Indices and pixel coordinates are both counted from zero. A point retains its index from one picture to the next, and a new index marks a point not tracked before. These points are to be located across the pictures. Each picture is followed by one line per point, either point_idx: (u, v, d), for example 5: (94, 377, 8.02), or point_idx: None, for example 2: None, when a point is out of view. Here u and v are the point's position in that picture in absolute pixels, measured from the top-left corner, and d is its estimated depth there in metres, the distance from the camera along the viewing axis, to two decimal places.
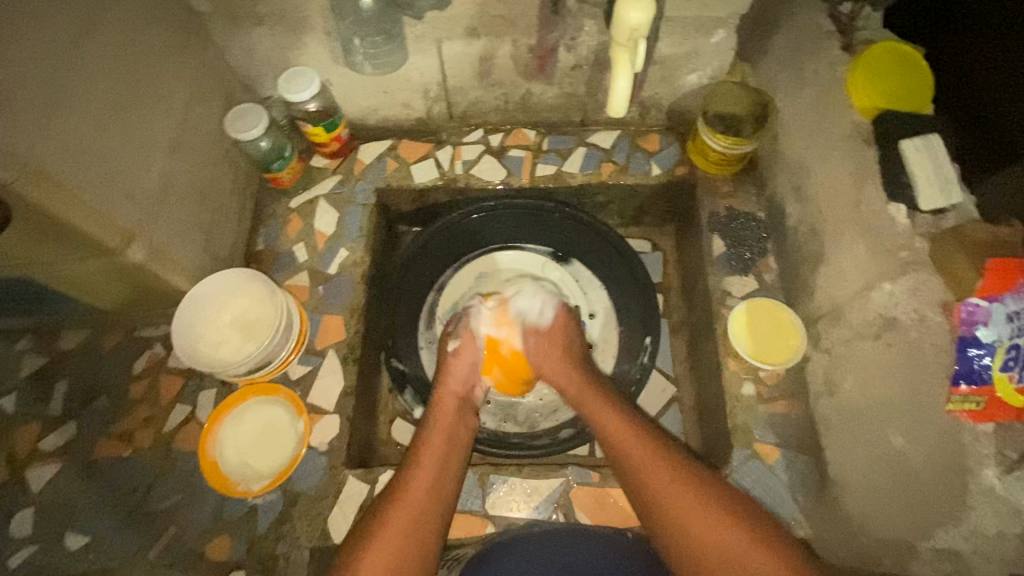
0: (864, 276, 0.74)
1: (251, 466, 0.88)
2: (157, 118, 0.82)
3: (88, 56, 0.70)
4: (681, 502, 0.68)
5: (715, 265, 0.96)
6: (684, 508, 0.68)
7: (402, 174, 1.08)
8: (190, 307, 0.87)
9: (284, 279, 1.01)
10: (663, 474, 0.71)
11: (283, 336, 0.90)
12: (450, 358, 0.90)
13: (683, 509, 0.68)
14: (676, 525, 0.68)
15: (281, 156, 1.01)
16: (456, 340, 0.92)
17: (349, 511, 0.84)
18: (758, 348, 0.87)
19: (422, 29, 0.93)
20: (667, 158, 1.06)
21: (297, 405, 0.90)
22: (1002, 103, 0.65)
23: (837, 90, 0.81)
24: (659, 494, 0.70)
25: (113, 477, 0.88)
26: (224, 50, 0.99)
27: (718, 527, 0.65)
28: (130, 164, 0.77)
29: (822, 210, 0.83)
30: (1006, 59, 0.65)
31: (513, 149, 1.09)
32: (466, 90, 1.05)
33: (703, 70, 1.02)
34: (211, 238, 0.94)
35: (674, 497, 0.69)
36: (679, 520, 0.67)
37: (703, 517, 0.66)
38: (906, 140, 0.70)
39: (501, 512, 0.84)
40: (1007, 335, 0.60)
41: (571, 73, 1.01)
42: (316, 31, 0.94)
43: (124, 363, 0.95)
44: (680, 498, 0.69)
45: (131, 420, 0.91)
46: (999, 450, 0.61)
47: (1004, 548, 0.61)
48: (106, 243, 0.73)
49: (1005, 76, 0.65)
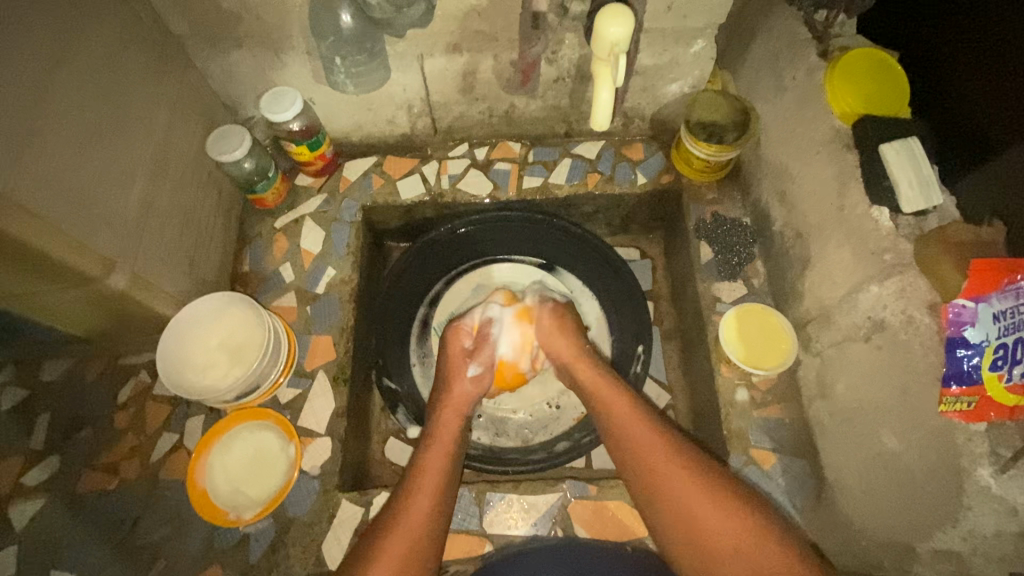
0: (851, 278, 0.75)
1: (242, 494, 0.85)
2: (136, 142, 0.81)
3: (65, 84, 0.70)
4: (693, 506, 0.66)
5: (703, 272, 0.97)
6: (689, 515, 0.66)
7: (388, 191, 1.08)
8: (175, 333, 0.85)
9: (272, 300, 1.00)
10: (676, 477, 0.68)
11: (272, 359, 0.88)
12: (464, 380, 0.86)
13: (691, 515, 0.66)
14: (684, 526, 0.66)
15: (265, 177, 1.00)
16: (474, 364, 0.88)
17: (344, 535, 0.82)
18: (749, 354, 0.88)
19: (404, 46, 0.93)
20: (652, 167, 1.07)
21: (288, 430, 0.88)
22: (984, 104, 0.67)
23: (816, 96, 0.82)
24: (665, 502, 0.68)
25: (99, 510, 0.86)
26: (204, 71, 0.98)
27: (724, 528, 0.64)
28: (110, 192, 0.76)
29: (807, 214, 0.84)
30: (986, 60, 0.66)
31: (499, 162, 1.10)
32: (450, 105, 1.05)
33: (684, 80, 1.03)
34: (195, 261, 0.93)
35: (677, 503, 0.67)
36: (681, 527, 0.66)
37: (717, 519, 0.65)
38: (884, 144, 0.70)
39: (499, 530, 0.83)
40: (995, 335, 0.59)
41: (554, 86, 1.02)
42: (297, 51, 0.93)
43: (109, 391, 0.93)
44: (684, 504, 0.67)
45: (116, 450, 0.89)
46: (993, 448, 0.60)
47: (1004, 547, 0.60)
48: (85, 271, 0.71)
49: (986, 77, 0.66)
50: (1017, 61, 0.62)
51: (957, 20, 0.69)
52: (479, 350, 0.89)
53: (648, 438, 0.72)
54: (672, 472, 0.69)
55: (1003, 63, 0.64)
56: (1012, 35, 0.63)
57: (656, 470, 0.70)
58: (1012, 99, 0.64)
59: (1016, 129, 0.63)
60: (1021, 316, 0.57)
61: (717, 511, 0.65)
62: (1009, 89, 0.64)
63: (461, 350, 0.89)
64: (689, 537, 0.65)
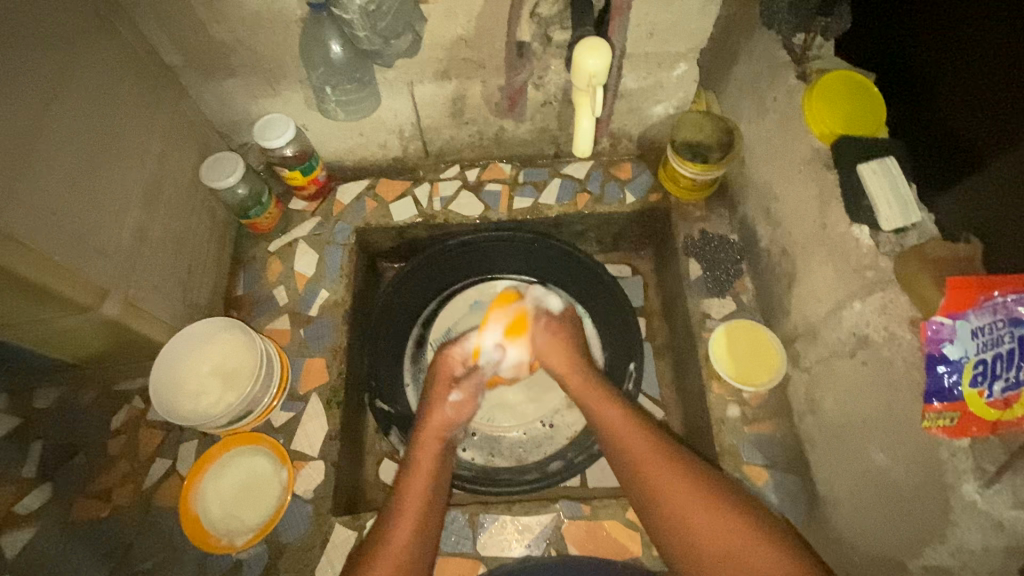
0: (835, 295, 0.76)
1: (237, 519, 0.85)
2: (129, 173, 0.82)
3: (60, 118, 0.71)
4: (688, 509, 0.67)
5: (692, 289, 0.98)
6: (690, 514, 0.66)
7: (381, 213, 1.09)
8: (168, 362, 0.86)
9: (265, 323, 1.01)
10: (677, 480, 0.69)
11: (265, 382, 0.89)
12: (446, 407, 0.86)
13: (689, 513, 0.66)
14: (678, 526, 0.67)
15: (259, 203, 1.01)
16: (457, 393, 0.88)
17: (337, 560, 0.82)
18: (739, 371, 0.89)
19: (393, 74, 0.96)
20: (640, 186, 1.09)
21: (280, 454, 0.88)
22: (961, 116, 0.67)
23: (796, 117, 0.84)
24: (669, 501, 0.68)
25: (91, 538, 0.85)
26: (198, 100, 1.00)
27: (721, 527, 0.64)
28: (103, 221, 0.77)
29: (791, 232, 0.86)
30: (959, 71, 0.66)
31: (490, 183, 1.11)
32: (440, 129, 1.08)
33: (668, 102, 1.05)
34: (188, 287, 0.94)
35: (682, 502, 0.67)
36: (683, 528, 0.66)
37: (710, 522, 0.65)
38: (863, 164, 0.72)
39: (493, 553, 0.83)
40: (974, 351, 0.60)
41: (541, 109, 1.04)
42: (289, 79, 0.96)
43: (102, 418, 0.93)
44: (685, 503, 0.67)
45: (110, 477, 0.89)
46: (977, 464, 0.59)
47: (992, 563, 0.58)
48: (78, 300, 0.72)
49: (961, 88, 0.66)
50: (990, 71, 0.62)
51: (929, 35, 0.70)
52: (470, 377, 0.90)
53: (644, 443, 0.73)
54: (669, 480, 0.69)
55: (975, 73, 0.64)
56: (984, 45, 0.63)
57: (659, 468, 0.71)
58: (989, 109, 0.63)
59: (995, 139, 0.63)
60: (999, 331, 0.59)
61: (715, 519, 0.65)
62: (985, 98, 0.64)
63: (448, 376, 0.90)
64: (687, 537, 0.66)
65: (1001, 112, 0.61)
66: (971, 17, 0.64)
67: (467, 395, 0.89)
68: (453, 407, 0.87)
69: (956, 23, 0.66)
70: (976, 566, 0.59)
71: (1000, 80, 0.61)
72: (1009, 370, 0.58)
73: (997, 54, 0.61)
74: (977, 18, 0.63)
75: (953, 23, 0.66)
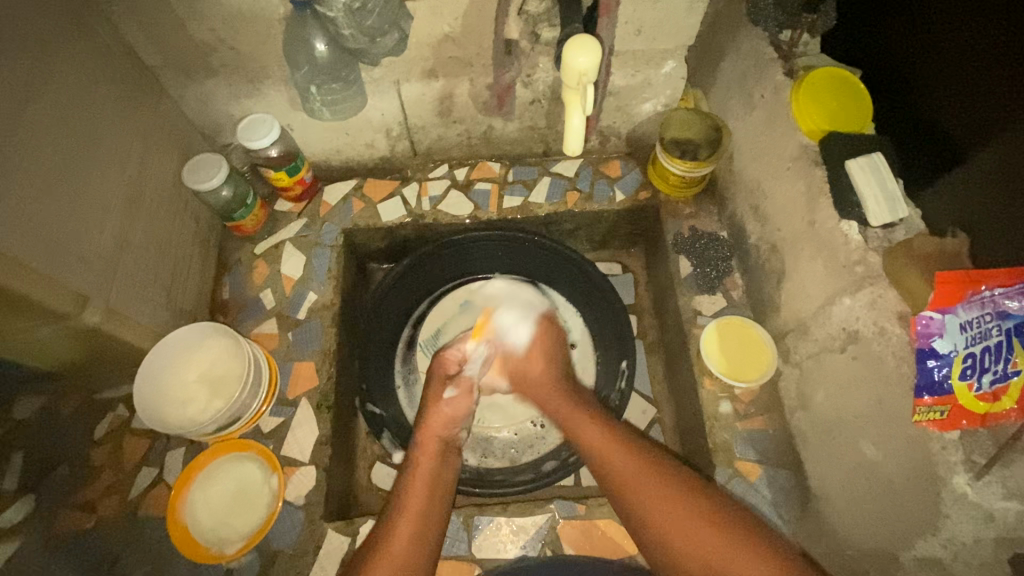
0: (825, 291, 0.77)
1: (228, 526, 0.84)
2: (109, 177, 0.80)
3: (34, 121, 0.69)
4: (661, 507, 0.68)
5: (682, 286, 0.98)
6: (662, 513, 0.67)
7: (368, 214, 1.08)
8: (151, 371, 0.83)
9: (252, 327, 0.99)
10: (651, 486, 0.70)
11: (253, 388, 0.87)
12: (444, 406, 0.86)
13: (666, 514, 0.67)
14: (661, 532, 0.67)
15: (244, 205, 0.99)
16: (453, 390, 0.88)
17: (331, 566, 0.81)
18: (729, 367, 0.89)
19: (380, 72, 0.95)
20: (630, 183, 1.09)
21: (271, 461, 0.87)
22: (944, 111, 0.68)
23: (783, 114, 0.84)
24: (647, 501, 0.69)
25: (73, 552, 0.83)
26: (179, 101, 0.98)
27: (698, 531, 0.65)
28: (83, 228, 0.75)
29: (780, 229, 0.86)
30: (940, 67, 0.67)
31: (479, 183, 1.10)
32: (428, 129, 1.07)
33: (656, 99, 1.05)
34: (173, 292, 0.92)
35: (659, 503, 0.68)
36: (661, 528, 0.67)
37: (685, 525, 0.66)
38: (850, 161, 0.73)
39: (489, 555, 0.82)
40: (963, 344, 0.60)
41: (530, 108, 1.03)
42: (273, 79, 0.94)
43: (83, 429, 0.90)
44: (659, 505, 0.68)
45: (95, 488, 0.87)
46: (967, 455, 0.60)
47: (982, 554, 0.59)
48: (60, 309, 0.70)
49: (946, 82, 0.67)
50: (968, 67, 0.64)
51: (912, 31, 0.71)
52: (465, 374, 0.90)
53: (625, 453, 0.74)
54: (648, 483, 0.70)
55: (959, 67, 0.65)
56: (966, 39, 0.63)
57: (636, 473, 0.71)
58: (973, 104, 0.64)
59: (976, 134, 0.64)
60: (987, 325, 0.59)
61: (689, 523, 0.66)
62: (968, 93, 0.64)
63: (443, 375, 0.90)
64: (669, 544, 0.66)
65: (981, 109, 0.63)
66: (954, 11, 0.64)
67: (462, 391, 0.88)
68: (449, 403, 0.87)
69: (938, 19, 0.67)
70: (968, 558, 0.60)
71: (984, 73, 0.62)
72: (997, 362, 0.59)
73: (981, 48, 0.62)
74: (958, 16, 0.64)
75: (935, 21, 0.67)
